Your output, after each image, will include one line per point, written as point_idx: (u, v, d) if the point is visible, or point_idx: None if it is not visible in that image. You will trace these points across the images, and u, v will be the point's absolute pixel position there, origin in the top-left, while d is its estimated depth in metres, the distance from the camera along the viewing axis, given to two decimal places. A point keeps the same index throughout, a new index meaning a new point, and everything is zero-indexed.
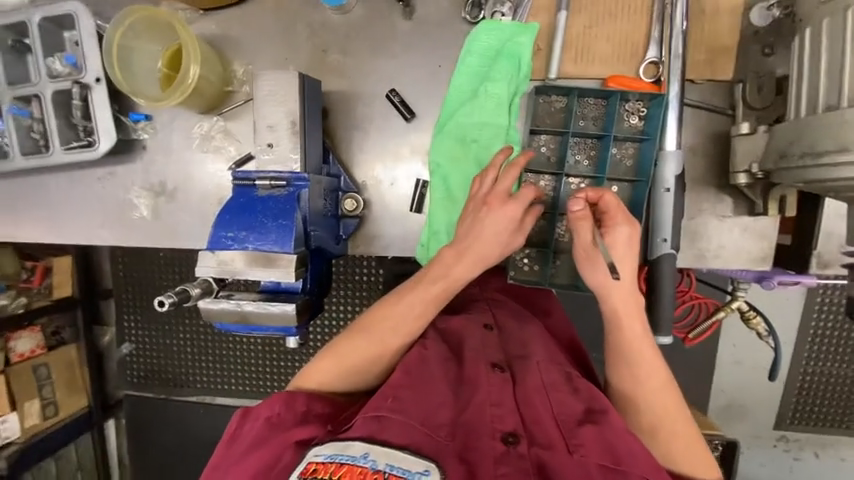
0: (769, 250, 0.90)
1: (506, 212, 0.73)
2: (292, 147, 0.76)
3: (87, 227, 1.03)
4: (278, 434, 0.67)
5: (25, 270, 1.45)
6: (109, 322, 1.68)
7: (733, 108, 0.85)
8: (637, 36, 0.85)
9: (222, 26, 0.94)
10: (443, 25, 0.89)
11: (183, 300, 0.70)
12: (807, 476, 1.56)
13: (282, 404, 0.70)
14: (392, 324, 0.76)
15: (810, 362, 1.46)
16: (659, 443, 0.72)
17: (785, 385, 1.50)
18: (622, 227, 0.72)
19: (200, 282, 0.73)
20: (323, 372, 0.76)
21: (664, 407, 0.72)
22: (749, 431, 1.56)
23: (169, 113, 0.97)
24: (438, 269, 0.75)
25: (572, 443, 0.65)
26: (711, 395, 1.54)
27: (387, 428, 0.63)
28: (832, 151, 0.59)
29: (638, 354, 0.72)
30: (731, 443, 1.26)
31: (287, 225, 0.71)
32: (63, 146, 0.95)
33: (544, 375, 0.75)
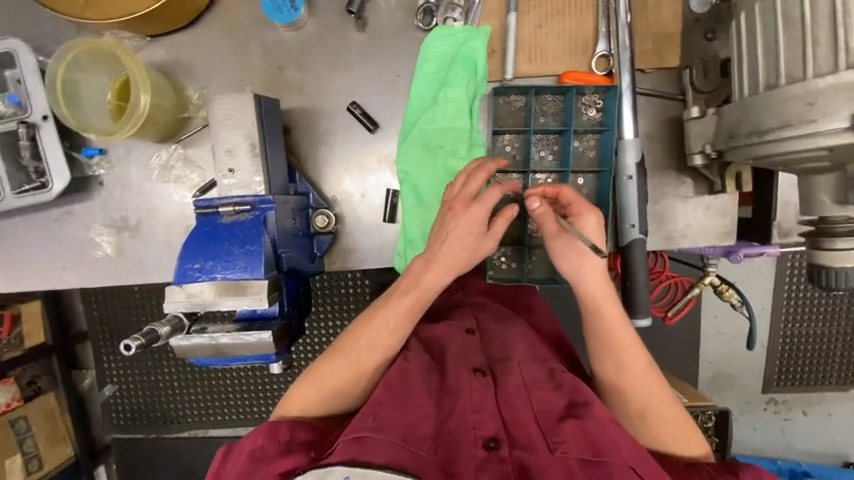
0: (732, 225, 0.93)
1: (471, 215, 0.72)
2: (254, 170, 0.75)
3: (48, 272, 0.98)
4: (262, 467, 0.65)
5: None
6: (88, 365, 1.62)
7: (683, 93, 0.88)
8: (586, 31, 0.87)
9: (172, 52, 0.92)
10: (397, 34, 0.90)
11: (152, 341, 0.67)
12: (796, 435, 1.62)
13: (265, 435, 0.68)
14: (369, 341, 0.75)
15: (786, 325, 1.52)
16: (649, 427, 0.73)
17: (766, 350, 1.55)
18: (589, 215, 0.73)
19: (168, 320, 0.70)
20: (304, 397, 0.76)
21: (650, 389, 0.73)
22: (739, 398, 1.61)
23: (125, 146, 0.94)
24: (410, 278, 0.75)
25: (553, 440, 0.67)
26: (698, 369, 1.59)
27: (369, 450, 0.62)
28: (776, 127, 0.63)
29: (620, 340, 0.73)
30: (723, 413, 1.31)
31: (256, 250, 0.69)
32: (15, 191, 0.91)
33: (526, 374, 0.75)
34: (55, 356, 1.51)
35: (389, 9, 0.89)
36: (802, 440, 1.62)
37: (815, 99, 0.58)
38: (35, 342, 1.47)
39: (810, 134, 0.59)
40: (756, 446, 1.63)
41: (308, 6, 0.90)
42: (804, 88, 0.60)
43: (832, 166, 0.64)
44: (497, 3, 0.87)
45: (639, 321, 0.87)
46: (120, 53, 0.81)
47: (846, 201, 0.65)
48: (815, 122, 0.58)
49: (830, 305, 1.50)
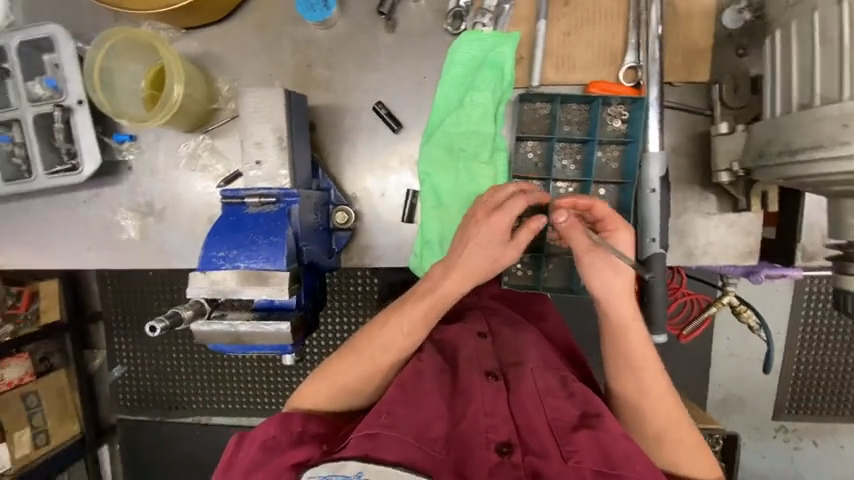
0: (755, 245, 0.92)
1: (493, 226, 0.71)
2: (280, 163, 0.77)
3: (74, 251, 1.01)
4: (275, 457, 0.66)
5: (10, 296, 1.38)
6: (100, 345, 1.66)
7: (712, 108, 0.87)
8: (616, 42, 0.87)
9: (206, 44, 0.94)
10: (427, 36, 0.91)
11: (176, 323, 0.67)
12: (807, 464, 1.57)
13: (278, 425, 0.70)
14: (382, 344, 0.76)
15: (804, 351, 1.48)
16: (664, 450, 0.73)
17: (781, 375, 1.52)
18: (624, 231, 0.72)
19: (191, 304, 0.70)
20: (317, 391, 0.77)
21: (667, 409, 0.72)
22: (749, 422, 1.57)
23: (154, 133, 0.96)
24: (427, 283, 0.76)
25: (567, 449, 0.66)
26: (708, 389, 1.56)
27: (381, 446, 0.64)
28: (808, 147, 0.61)
29: (641, 359, 0.73)
30: (731, 437, 1.27)
31: (279, 242, 0.70)
32: (47, 171, 0.93)
33: (539, 381, 0.75)
34: (70, 335, 1.54)
35: (419, 11, 0.90)
36: (812, 469, 1.58)
37: (851, 121, 0.57)
38: (51, 319, 1.50)
39: (844, 157, 0.58)
40: (764, 472, 1.60)
41: (340, 5, 0.91)
42: (840, 109, 0.58)
43: None
44: (528, 10, 0.87)
45: (656, 337, 0.86)
46: (158, 44, 0.83)
47: None
48: (849, 144, 0.57)
49: (851, 333, 1.45)
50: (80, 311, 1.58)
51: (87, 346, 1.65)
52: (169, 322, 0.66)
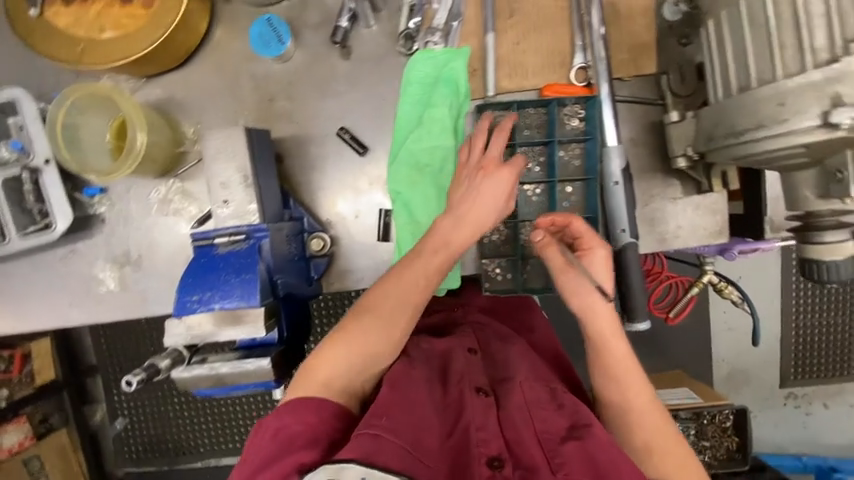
0: (724, 223, 0.94)
1: (496, 176, 0.76)
2: (249, 198, 0.78)
3: (56, 310, 1.00)
4: (286, 455, 0.61)
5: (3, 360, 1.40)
6: (98, 399, 1.61)
7: (663, 98, 0.89)
8: (563, 45, 0.89)
9: (167, 91, 0.96)
10: (382, 59, 0.93)
11: (153, 375, 0.67)
12: (820, 429, 1.58)
13: (291, 413, 0.65)
14: (399, 297, 0.76)
15: (799, 315, 1.50)
16: (656, 460, 0.68)
17: (782, 343, 1.53)
18: (598, 249, 0.76)
19: (168, 353, 0.71)
20: (328, 359, 0.72)
21: (650, 417, 0.71)
22: (757, 395, 1.57)
23: (124, 184, 0.97)
24: (434, 237, 0.76)
25: (556, 461, 0.65)
26: (713, 366, 1.56)
27: (382, 451, 0.58)
28: (750, 128, 0.63)
29: (618, 363, 0.74)
30: (740, 410, 1.33)
31: (251, 278, 0.70)
32: (20, 233, 0.93)
33: (528, 394, 0.77)
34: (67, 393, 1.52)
35: (372, 36, 0.92)
36: (826, 434, 1.58)
37: (785, 99, 0.59)
38: (45, 379, 1.48)
39: (784, 134, 0.59)
40: (780, 444, 1.59)
41: (295, 38, 0.93)
42: (775, 89, 0.60)
43: (810, 161, 0.65)
44: (475, 25, 0.90)
45: (638, 324, 0.89)
46: (121, 99, 0.84)
47: (829, 195, 0.65)
48: (786, 121, 0.59)
49: (841, 292, 1.48)
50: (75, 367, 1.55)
51: (85, 403, 1.60)
52: (144, 374, 0.67)
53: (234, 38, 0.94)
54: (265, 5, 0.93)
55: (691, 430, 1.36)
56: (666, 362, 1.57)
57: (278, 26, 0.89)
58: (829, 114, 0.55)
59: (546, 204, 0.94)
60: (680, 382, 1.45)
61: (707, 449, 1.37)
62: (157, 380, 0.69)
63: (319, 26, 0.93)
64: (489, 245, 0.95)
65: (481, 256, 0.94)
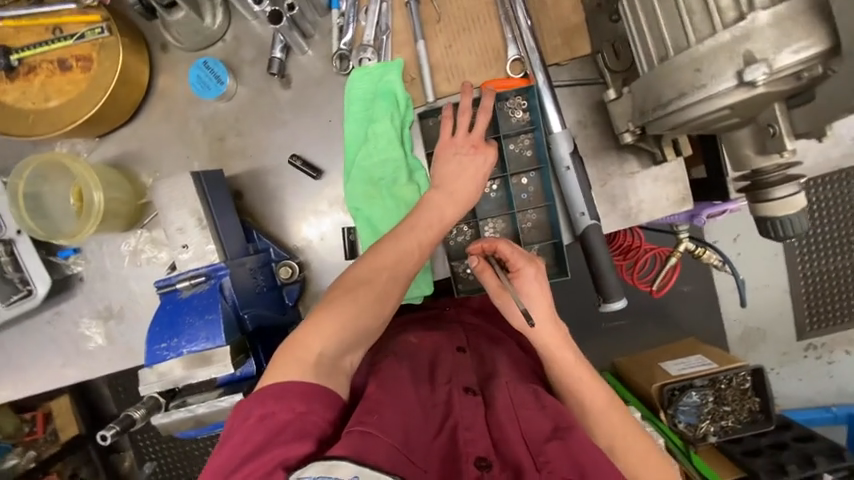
0: (686, 191, 0.92)
1: (476, 159, 0.81)
2: (205, 240, 0.81)
3: (50, 373, 1.03)
4: (271, 446, 0.56)
5: (27, 422, 1.48)
6: (124, 447, 1.64)
7: (602, 76, 0.89)
8: (494, 40, 0.89)
9: (122, 146, 0.98)
10: (322, 82, 0.94)
11: (127, 426, 0.72)
12: (845, 376, 1.54)
13: (275, 400, 0.60)
14: (395, 263, 0.73)
15: (803, 264, 1.48)
16: (618, 457, 0.74)
17: (791, 296, 1.50)
18: (527, 268, 0.79)
19: (142, 403, 0.74)
20: (318, 332, 0.66)
21: (610, 422, 0.76)
22: (774, 352, 1.54)
23: (96, 241, 1.00)
24: (429, 212, 0.77)
25: (540, 460, 0.64)
26: (724, 328, 1.54)
27: (371, 448, 0.56)
28: (674, 98, 0.63)
29: (569, 372, 0.79)
30: (756, 370, 1.28)
31: (214, 319, 0.73)
32: (5, 303, 0.97)
33: (513, 396, 0.75)
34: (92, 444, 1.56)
35: (309, 61, 0.94)
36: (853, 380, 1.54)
37: (701, 65, 0.59)
38: (70, 434, 1.52)
39: (708, 98, 0.59)
40: (805, 397, 1.56)
41: (235, 76, 0.95)
42: (690, 56, 0.60)
43: (742, 120, 0.64)
44: (405, 34, 0.91)
45: (613, 303, 0.89)
46: (82, 170, 0.88)
47: (768, 151, 0.64)
48: (705, 86, 0.59)
49: (845, 235, 1.44)
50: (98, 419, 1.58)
51: (111, 451, 1.64)
52: (121, 425, 0.72)
53: (177, 85, 0.96)
54: (201, 49, 0.95)
55: (709, 397, 1.31)
56: (672, 332, 1.54)
57: (215, 67, 0.91)
58: (743, 73, 0.55)
59: (505, 199, 0.94)
60: (694, 350, 1.41)
61: (729, 415, 1.31)
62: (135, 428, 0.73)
63: (255, 61, 0.95)
64: (456, 247, 0.95)
65: (449, 259, 0.95)
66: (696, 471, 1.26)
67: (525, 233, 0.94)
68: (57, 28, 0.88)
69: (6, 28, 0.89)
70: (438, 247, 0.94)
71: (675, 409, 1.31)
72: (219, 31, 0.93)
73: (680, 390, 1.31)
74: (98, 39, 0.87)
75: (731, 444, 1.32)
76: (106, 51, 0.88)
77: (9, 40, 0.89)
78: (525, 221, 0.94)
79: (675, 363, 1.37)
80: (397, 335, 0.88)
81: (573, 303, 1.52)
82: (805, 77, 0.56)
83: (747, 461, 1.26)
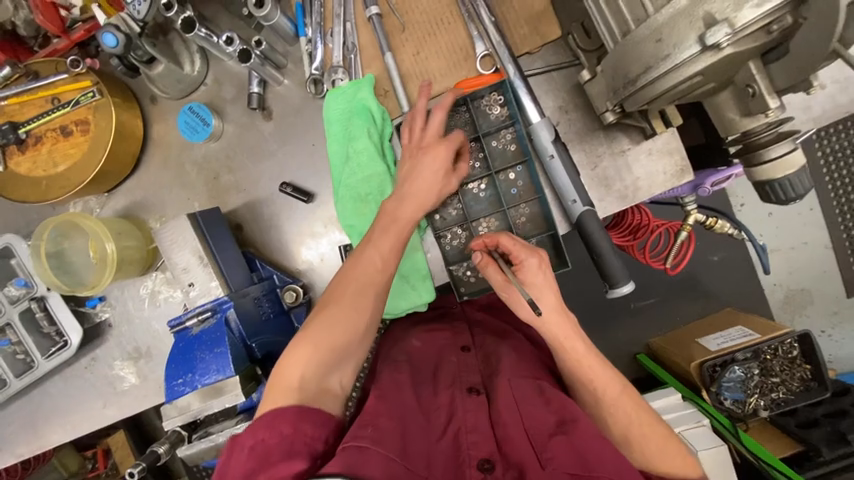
0: (684, 161, 0.87)
1: (451, 156, 0.81)
2: (208, 277, 0.86)
3: (94, 414, 1.09)
4: (262, 472, 0.57)
5: (90, 459, 1.59)
6: (180, 474, 1.72)
7: (577, 57, 0.87)
8: (461, 40, 0.90)
9: (129, 196, 1.05)
10: (301, 109, 0.98)
11: (152, 461, 0.82)
12: None
13: (265, 428, 0.61)
14: (367, 279, 0.75)
15: (842, 216, 1.37)
16: (636, 451, 0.74)
17: (831, 251, 1.40)
18: (529, 258, 0.76)
19: (165, 438, 0.84)
20: (298, 358, 0.68)
21: (628, 415, 0.74)
22: (823, 311, 1.43)
23: (118, 288, 1.07)
24: (410, 215, 0.79)
25: (543, 457, 0.66)
26: (761, 294, 1.45)
27: (368, 462, 0.59)
28: (642, 73, 0.61)
29: (578, 362, 0.77)
30: (803, 336, 1.20)
31: (222, 352, 0.77)
32: (45, 355, 1.04)
33: (517, 390, 0.75)
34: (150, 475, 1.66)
35: (286, 90, 0.98)
36: None
37: (662, 34, 0.57)
38: (129, 467, 1.61)
39: (674, 68, 0.57)
40: None
41: (220, 116, 1.00)
42: (649, 27, 0.58)
43: (719, 84, 0.61)
44: (372, 49, 0.92)
45: (621, 288, 0.85)
46: (95, 226, 0.95)
47: (752, 113, 0.61)
48: (671, 55, 0.57)
49: None
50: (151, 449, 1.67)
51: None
52: (148, 460, 0.81)
53: (169, 132, 1.02)
54: (185, 95, 1.01)
55: (754, 369, 1.23)
56: (704, 306, 1.47)
57: (199, 111, 0.96)
58: (705, 36, 0.53)
59: (496, 197, 0.93)
60: (732, 322, 1.33)
61: (778, 386, 1.23)
62: (163, 461, 0.83)
63: (237, 98, 1.00)
64: (453, 251, 0.94)
65: (447, 264, 0.93)
66: (750, 451, 1.13)
67: (520, 228, 0.92)
68: (56, 98, 0.96)
69: (12, 105, 0.98)
70: (434, 251, 0.94)
71: (718, 386, 1.23)
72: (199, 76, 0.99)
73: (721, 366, 1.22)
74: (92, 102, 0.95)
75: (784, 416, 1.24)
76: (100, 112, 0.95)
77: (16, 116, 0.98)
78: (520, 216, 0.92)
79: (714, 337, 1.29)
80: (400, 339, 0.90)
81: (592, 288, 1.47)
82: (775, 30, 0.53)
83: (801, 433, 1.19)
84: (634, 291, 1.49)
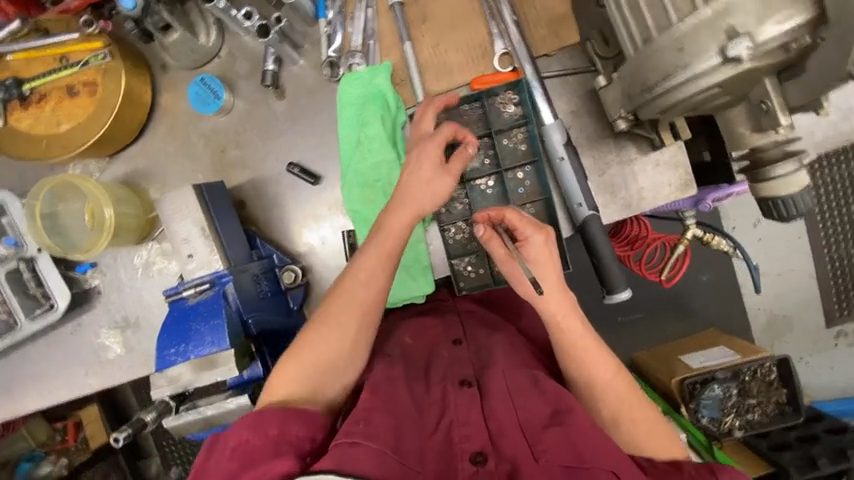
0: (688, 175, 0.89)
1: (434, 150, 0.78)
2: (209, 250, 0.84)
3: (74, 382, 1.07)
4: (248, 471, 0.59)
5: (59, 432, 1.54)
6: (148, 452, 1.69)
7: (593, 63, 0.89)
8: (479, 37, 0.90)
9: (130, 163, 1.03)
10: (314, 90, 0.97)
11: (137, 429, 0.82)
12: None
13: (248, 429, 0.63)
14: (358, 298, 0.77)
15: (829, 247, 1.42)
16: (626, 434, 0.75)
17: (817, 280, 1.44)
18: (535, 236, 0.74)
19: (153, 407, 0.83)
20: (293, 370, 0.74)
21: (618, 396, 0.76)
22: (803, 340, 1.47)
23: (111, 255, 1.05)
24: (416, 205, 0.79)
25: (537, 449, 0.67)
26: (746, 317, 1.48)
27: (360, 456, 0.60)
28: (661, 81, 0.63)
29: (575, 346, 0.77)
30: (782, 360, 1.23)
31: (218, 325, 0.76)
32: (28, 317, 1.02)
33: (510, 382, 0.77)
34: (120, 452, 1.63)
35: (300, 70, 0.97)
36: None
37: (683, 44, 0.58)
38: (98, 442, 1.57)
39: (695, 77, 0.59)
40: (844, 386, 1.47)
41: (231, 90, 0.99)
42: (672, 36, 0.59)
43: (734, 98, 0.63)
44: (392, 37, 0.93)
45: (618, 294, 0.86)
46: (94, 189, 0.93)
47: (763, 128, 0.63)
48: (690, 65, 0.58)
49: None
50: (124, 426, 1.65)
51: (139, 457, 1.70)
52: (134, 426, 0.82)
53: (178, 102, 1.01)
54: (198, 66, 1.00)
55: (733, 389, 1.25)
56: (691, 324, 1.49)
57: (211, 83, 0.95)
58: (727, 48, 0.55)
59: (503, 194, 0.93)
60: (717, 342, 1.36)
61: (755, 408, 1.25)
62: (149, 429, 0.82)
63: (250, 74, 0.99)
64: (455, 245, 0.94)
65: (449, 258, 0.93)
66: None
67: None
68: (64, 57, 0.95)
69: (18, 60, 0.96)
70: (436, 244, 0.95)
71: (697, 403, 1.25)
72: (214, 47, 0.98)
73: (701, 384, 1.24)
74: (101, 64, 0.93)
75: (758, 438, 1.27)
76: (109, 75, 0.94)
77: (21, 71, 0.96)
78: None
79: (697, 356, 1.31)
80: (391, 334, 0.92)
81: (584, 295, 1.49)
82: (793, 49, 0.55)
83: (775, 456, 1.21)
84: (625, 303, 1.51)
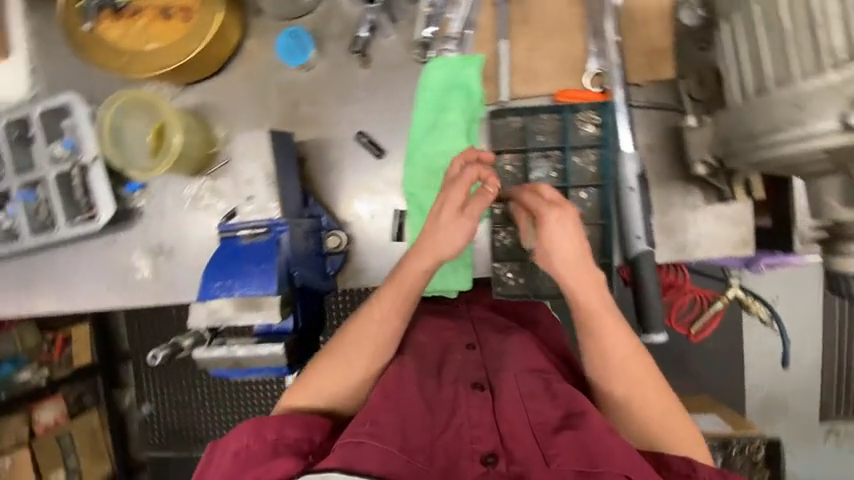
0: (749, 235, 0.90)
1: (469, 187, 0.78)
2: (269, 196, 0.84)
3: (93, 295, 1.07)
4: (252, 470, 0.65)
5: (46, 342, 1.55)
6: (128, 383, 1.72)
7: (682, 102, 0.89)
8: (575, 53, 0.91)
9: (203, 95, 1.04)
10: (400, 66, 0.97)
11: (176, 351, 0.78)
12: None
13: (249, 433, 0.68)
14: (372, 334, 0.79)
15: (845, 342, 1.42)
16: (638, 418, 0.75)
17: (826, 371, 1.43)
18: (550, 214, 0.76)
19: (191, 333, 0.81)
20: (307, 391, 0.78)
21: (632, 374, 0.75)
22: (796, 428, 1.46)
23: (162, 181, 1.05)
24: None
25: (549, 452, 0.67)
26: (745, 392, 1.46)
27: (365, 455, 0.63)
28: (768, 132, 0.63)
29: (598, 341, 0.76)
30: (774, 440, 1.20)
31: (269, 269, 0.78)
32: (67, 221, 1.02)
33: (523, 386, 0.76)
34: (100, 377, 1.65)
35: (390, 45, 0.98)
36: None
37: (804, 102, 0.58)
38: (82, 362, 1.61)
39: (807, 138, 0.57)
40: None
41: (319, 47, 1.00)
42: (793, 93, 0.59)
43: (836, 168, 0.61)
44: (490, 33, 0.93)
45: (654, 336, 0.84)
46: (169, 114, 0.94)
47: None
48: (804, 124, 0.57)
49: None
50: (109, 352, 1.67)
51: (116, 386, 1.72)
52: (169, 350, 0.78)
53: (263, 47, 1.02)
54: (292, 17, 1.01)
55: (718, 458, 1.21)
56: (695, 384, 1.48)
57: (303, 37, 0.97)
58: (848, 116, 0.53)
59: None
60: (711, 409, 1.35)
61: None
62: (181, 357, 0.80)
63: (340, 37, 0.99)
64: (502, 249, 0.94)
65: (493, 259, 0.94)
66: None
67: None
68: None
69: None
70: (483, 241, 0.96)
71: None
72: (313, 2, 0.99)
73: None
74: None
75: None
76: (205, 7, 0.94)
77: None
78: None
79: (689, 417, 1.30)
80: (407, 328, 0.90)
81: None
82: None
83: None
84: None
